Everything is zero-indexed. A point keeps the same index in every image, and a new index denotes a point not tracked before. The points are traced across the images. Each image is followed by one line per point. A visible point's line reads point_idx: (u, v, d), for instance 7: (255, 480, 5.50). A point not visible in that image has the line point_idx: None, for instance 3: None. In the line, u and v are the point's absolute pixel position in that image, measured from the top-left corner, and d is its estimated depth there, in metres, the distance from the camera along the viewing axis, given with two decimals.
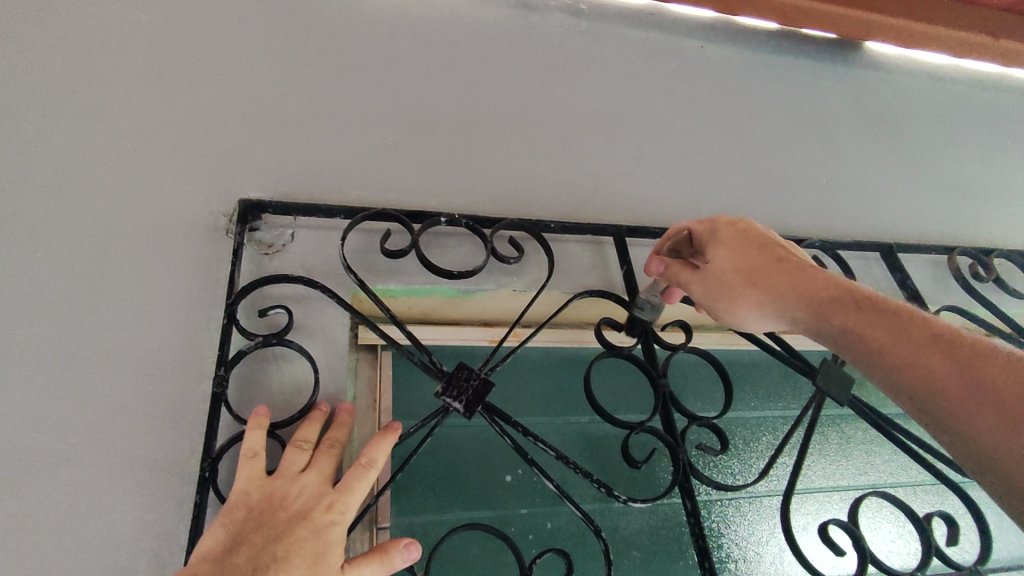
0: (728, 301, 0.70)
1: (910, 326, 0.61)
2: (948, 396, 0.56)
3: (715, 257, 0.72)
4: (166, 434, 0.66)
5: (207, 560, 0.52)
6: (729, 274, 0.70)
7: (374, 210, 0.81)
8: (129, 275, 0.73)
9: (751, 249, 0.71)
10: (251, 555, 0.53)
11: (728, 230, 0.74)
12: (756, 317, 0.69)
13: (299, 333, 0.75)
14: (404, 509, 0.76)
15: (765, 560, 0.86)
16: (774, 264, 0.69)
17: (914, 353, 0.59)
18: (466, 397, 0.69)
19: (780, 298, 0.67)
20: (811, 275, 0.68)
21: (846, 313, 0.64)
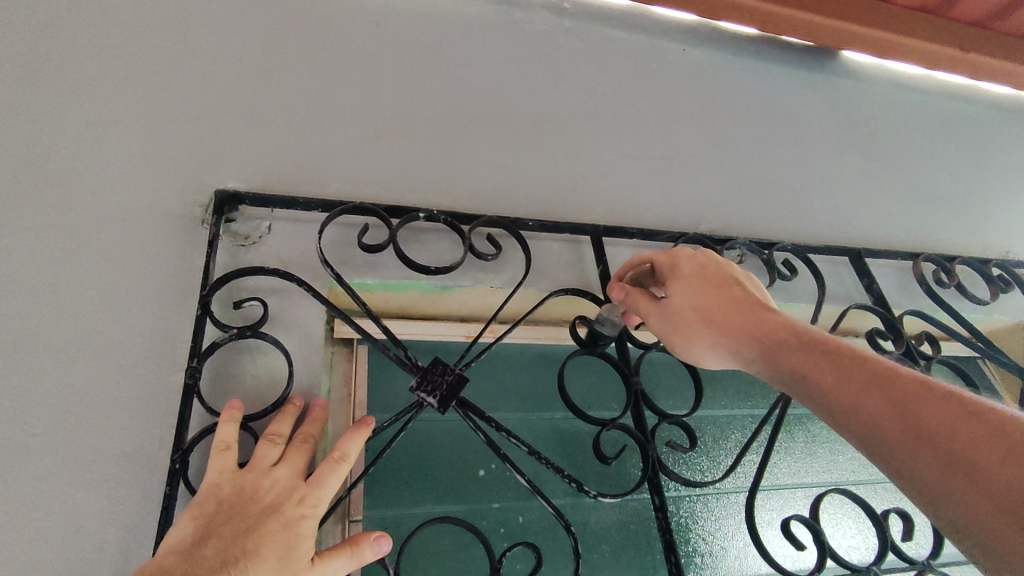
0: (683, 337, 0.69)
1: (857, 369, 0.59)
2: (891, 440, 0.54)
3: (674, 291, 0.72)
4: (136, 425, 0.65)
5: (177, 551, 0.52)
6: (686, 309, 0.70)
7: (352, 203, 0.81)
8: (101, 263, 0.72)
9: (709, 286, 0.71)
10: (220, 547, 0.53)
11: (689, 265, 0.74)
12: (711, 353, 0.69)
13: (274, 325, 0.74)
14: (377, 502, 0.76)
15: (730, 554, 0.88)
16: (730, 301, 0.69)
17: (860, 394, 0.57)
18: (440, 391, 0.70)
19: (733, 335, 0.67)
20: (763, 315, 0.67)
21: (794, 355, 0.62)
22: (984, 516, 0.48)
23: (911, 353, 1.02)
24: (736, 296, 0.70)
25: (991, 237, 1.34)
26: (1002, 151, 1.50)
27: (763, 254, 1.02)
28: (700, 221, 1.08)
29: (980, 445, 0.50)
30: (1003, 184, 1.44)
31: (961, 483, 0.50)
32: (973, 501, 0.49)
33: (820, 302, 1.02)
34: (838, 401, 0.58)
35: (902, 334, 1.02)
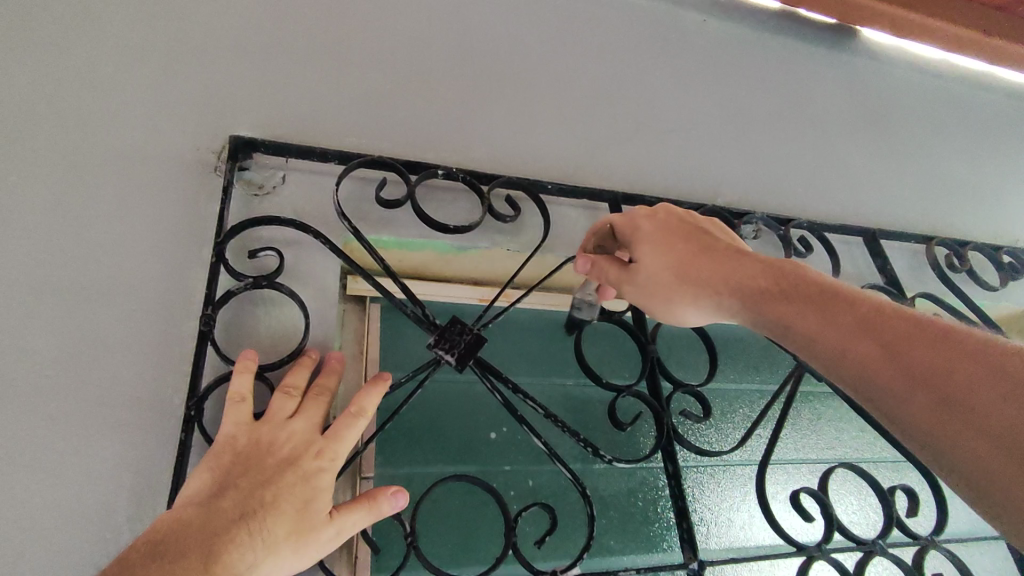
0: (662, 301, 0.66)
1: (839, 308, 0.57)
2: (876, 384, 0.52)
3: (641, 255, 0.68)
4: (149, 371, 0.64)
5: (195, 503, 0.50)
6: (657, 270, 0.67)
7: (370, 157, 0.78)
8: (111, 206, 0.69)
9: (675, 241, 0.68)
10: (238, 499, 0.51)
11: (647, 224, 0.70)
12: (691, 311, 0.66)
13: (289, 277, 0.73)
14: (389, 459, 0.75)
15: (736, 525, 0.88)
16: (702, 252, 0.66)
17: (845, 338, 0.55)
18: (458, 350, 0.69)
19: (711, 288, 0.64)
20: (740, 261, 0.65)
21: (777, 303, 0.60)
22: (977, 452, 0.46)
23: None
24: (707, 245, 0.67)
25: (1003, 225, 1.33)
26: (1018, 139, 1.48)
27: (781, 230, 0.99)
28: (718, 194, 1.07)
29: (971, 380, 0.48)
30: (1017, 173, 1.43)
31: (951, 422, 0.48)
32: (964, 437, 0.47)
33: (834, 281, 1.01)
34: (823, 346, 0.56)
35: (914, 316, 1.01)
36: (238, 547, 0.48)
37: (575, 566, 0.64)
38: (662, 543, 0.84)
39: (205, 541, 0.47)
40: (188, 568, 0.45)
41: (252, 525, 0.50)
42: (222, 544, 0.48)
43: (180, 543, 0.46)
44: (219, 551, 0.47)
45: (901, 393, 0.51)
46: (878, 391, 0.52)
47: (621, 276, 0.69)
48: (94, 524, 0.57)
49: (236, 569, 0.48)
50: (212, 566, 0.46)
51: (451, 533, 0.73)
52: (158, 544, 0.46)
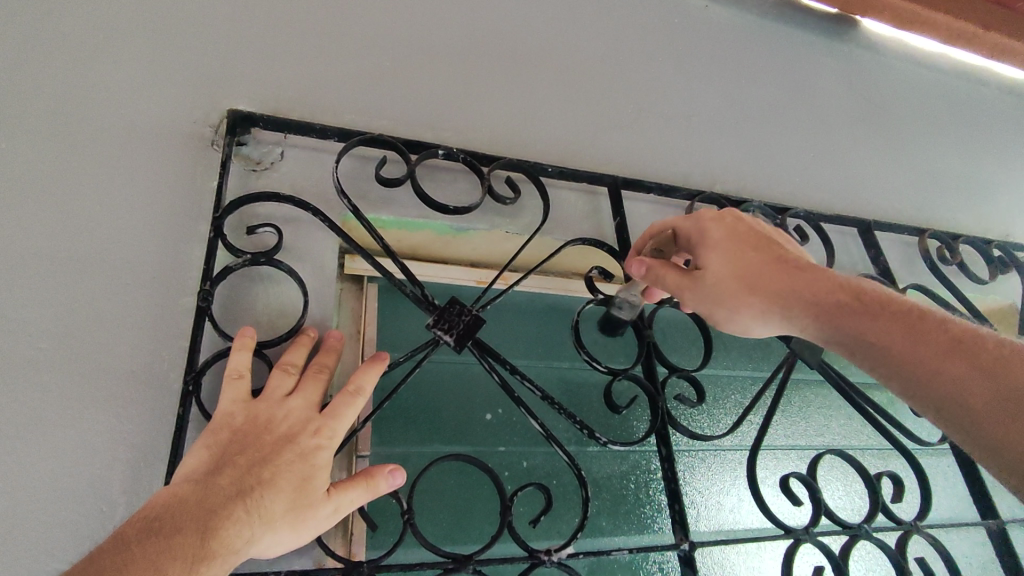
0: (729, 308, 0.65)
1: (927, 329, 0.57)
2: (975, 407, 0.52)
3: (709, 260, 0.67)
4: (145, 345, 0.63)
5: (192, 478, 0.49)
6: (727, 279, 0.66)
7: (370, 134, 0.78)
8: (106, 179, 0.68)
9: (746, 249, 0.67)
10: (236, 476, 0.50)
11: (716, 229, 0.69)
12: (761, 324, 0.65)
13: (287, 254, 0.72)
14: (385, 439, 0.76)
15: (726, 508, 0.90)
16: (776, 262, 0.65)
17: (938, 360, 0.55)
18: (457, 330, 0.69)
19: (788, 301, 0.63)
20: (817, 276, 0.64)
21: (864, 321, 0.59)
22: None
23: None
24: (779, 256, 0.66)
25: (994, 220, 1.34)
26: (1012, 135, 1.49)
27: (778, 219, 0.99)
28: (716, 181, 1.06)
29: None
30: (1011, 168, 1.44)
31: None
32: None
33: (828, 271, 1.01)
34: (914, 367, 0.56)
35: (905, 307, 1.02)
36: (235, 523, 0.48)
37: (570, 545, 0.65)
38: (653, 525, 0.86)
39: (202, 517, 0.47)
40: (185, 542, 0.45)
41: (249, 502, 0.49)
42: (220, 519, 0.47)
43: (178, 519, 0.46)
44: (216, 526, 0.47)
45: (1004, 417, 0.50)
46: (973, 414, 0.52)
47: (683, 279, 0.68)
48: (90, 496, 0.57)
49: (233, 544, 0.47)
50: (209, 541, 0.46)
51: (445, 511, 0.74)
52: (155, 519, 0.45)
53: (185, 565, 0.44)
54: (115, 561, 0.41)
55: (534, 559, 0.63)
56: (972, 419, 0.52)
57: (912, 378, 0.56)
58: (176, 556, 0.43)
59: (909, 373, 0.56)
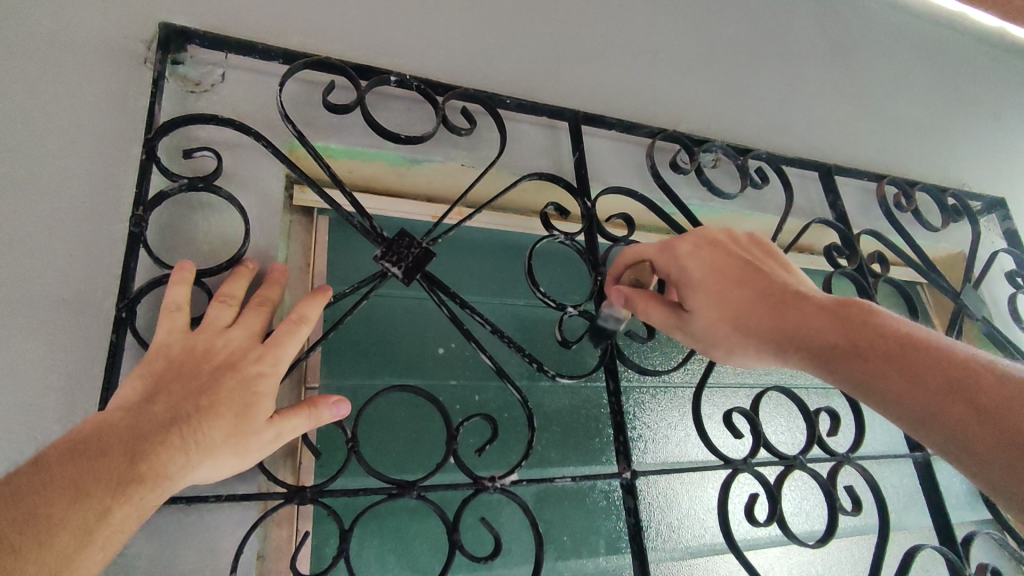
0: (723, 351, 0.64)
1: (927, 365, 0.54)
2: (980, 453, 0.50)
3: (694, 305, 0.64)
4: (77, 272, 0.61)
5: (125, 406, 0.49)
6: (710, 318, 0.63)
7: (317, 57, 0.73)
8: (26, 93, 0.64)
9: (725, 284, 0.64)
10: (171, 404, 0.49)
11: (695, 266, 0.65)
12: (756, 360, 0.63)
13: (228, 181, 0.69)
14: (335, 372, 0.75)
15: (672, 441, 0.93)
16: (759, 297, 0.62)
17: (939, 405, 0.52)
18: (406, 263, 0.67)
19: (778, 342, 0.61)
20: (805, 309, 0.60)
21: (860, 361, 0.56)
22: None
23: (863, 272, 1.02)
24: (765, 287, 0.63)
25: (954, 169, 1.35)
26: (980, 84, 1.49)
27: (739, 160, 0.97)
28: (681, 119, 1.04)
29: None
30: (976, 118, 1.45)
31: None
32: None
33: (787, 214, 1.00)
34: (913, 410, 0.54)
35: (857, 250, 1.03)
36: (168, 449, 0.47)
37: (514, 472, 0.66)
38: (601, 456, 0.88)
39: (132, 441, 0.46)
40: (111, 467, 0.44)
41: (184, 428, 0.49)
42: (151, 444, 0.47)
43: (106, 443, 0.45)
44: (147, 451, 0.46)
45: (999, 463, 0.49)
46: (976, 461, 0.50)
47: (666, 323, 0.66)
48: (19, 422, 0.55)
49: (167, 469, 0.47)
50: (139, 464, 0.45)
51: (395, 442, 0.75)
52: (81, 443, 0.44)
53: (112, 487, 0.43)
54: (35, 479, 0.41)
55: (478, 486, 0.65)
56: (974, 466, 0.51)
57: (913, 419, 0.54)
58: (101, 478, 0.43)
59: (910, 414, 0.54)
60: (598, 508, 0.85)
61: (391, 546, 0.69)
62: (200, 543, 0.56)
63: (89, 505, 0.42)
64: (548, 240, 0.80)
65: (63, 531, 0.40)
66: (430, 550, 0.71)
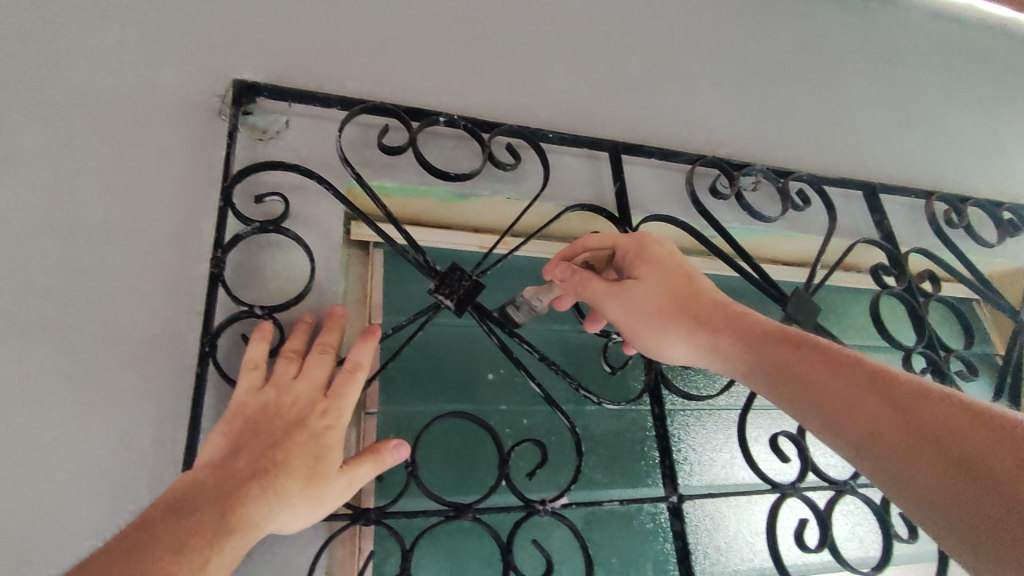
0: (654, 326, 0.66)
1: (844, 362, 0.58)
2: (881, 444, 0.52)
3: (644, 278, 0.68)
4: (164, 309, 0.67)
5: (211, 465, 0.54)
6: (653, 292, 0.67)
7: (373, 103, 0.79)
8: (119, 149, 0.71)
9: (682, 272, 0.69)
10: (250, 460, 0.54)
11: (660, 249, 0.71)
12: (682, 345, 0.65)
13: (294, 222, 0.75)
14: (391, 397, 0.80)
15: (718, 464, 0.94)
16: (704, 290, 0.67)
17: (860, 401, 0.54)
18: (458, 295, 0.71)
19: (710, 326, 0.64)
20: (745, 310, 0.66)
21: (792, 360, 0.59)
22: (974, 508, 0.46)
23: (912, 293, 1.00)
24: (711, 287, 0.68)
25: (1009, 181, 1.31)
26: None
27: (780, 183, 0.98)
28: (721, 142, 1.05)
29: (992, 453, 0.47)
30: None
31: (959, 480, 0.47)
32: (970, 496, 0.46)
33: (830, 236, 0.99)
34: (830, 402, 0.55)
35: (905, 272, 1.00)
36: (251, 502, 0.52)
37: (564, 495, 0.69)
38: (647, 479, 0.90)
39: (220, 497, 0.51)
40: (204, 523, 0.49)
41: (264, 481, 0.53)
42: (237, 499, 0.52)
43: (198, 500, 0.50)
44: (233, 505, 0.51)
45: (897, 446, 0.51)
46: (876, 445, 0.52)
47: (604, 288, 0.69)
48: (116, 447, 0.61)
49: (251, 520, 0.51)
50: (228, 517, 0.50)
51: (448, 464, 0.78)
52: (177, 502, 0.50)
53: (207, 539, 0.48)
54: (143, 537, 0.46)
55: (530, 509, 0.67)
56: (879, 459, 0.51)
57: (829, 412, 0.55)
58: (198, 532, 0.48)
59: (827, 407, 0.55)
60: (645, 531, 0.86)
61: (447, 565, 0.73)
62: (275, 559, 0.61)
63: (187, 559, 0.46)
64: None
65: None
66: (484, 570, 0.74)
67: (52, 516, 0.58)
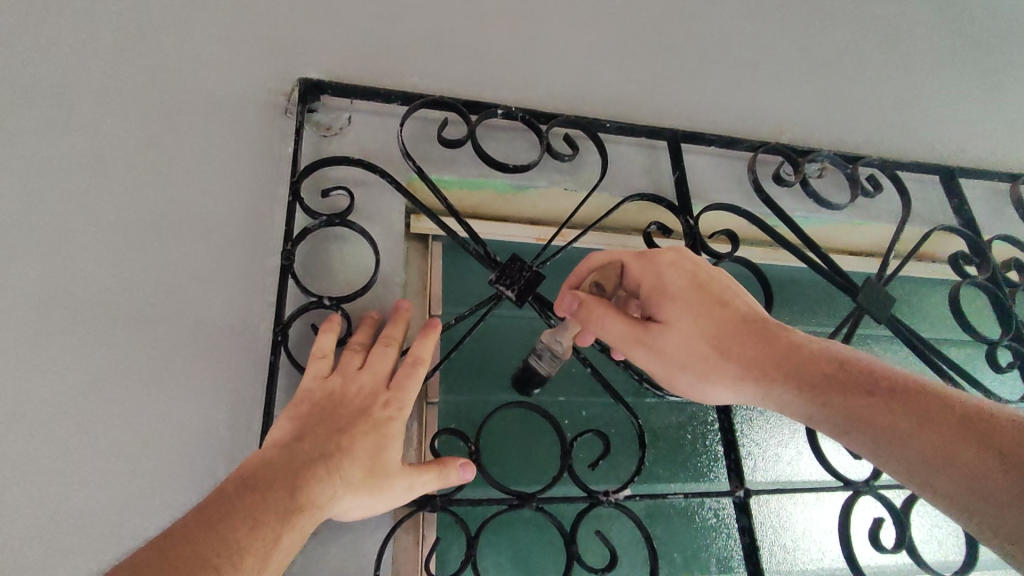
0: (699, 371, 0.63)
1: (851, 372, 0.58)
2: (914, 449, 0.52)
3: (671, 318, 0.64)
4: (239, 300, 0.70)
5: (280, 445, 0.55)
6: (684, 334, 0.63)
7: (432, 97, 0.80)
8: (195, 149, 0.75)
9: (705, 298, 0.64)
10: (316, 444, 0.56)
11: (673, 276, 0.65)
12: (728, 390, 0.63)
13: (358, 215, 0.77)
14: (452, 387, 0.81)
15: (784, 460, 0.91)
16: (730, 319, 0.63)
17: (902, 420, 0.53)
18: (518, 286, 0.72)
19: (750, 367, 0.61)
20: (762, 332, 0.63)
21: (797, 354, 0.60)
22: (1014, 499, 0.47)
23: (997, 281, 0.95)
24: (736, 310, 0.64)
25: None
26: None
27: (848, 168, 0.94)
28: (785, 128, 1.01)
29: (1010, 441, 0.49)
30: None
31: (995, 473, 0.48)
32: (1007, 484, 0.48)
33: (904, 223, 0.94)
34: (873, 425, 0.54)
35: (989, 259, 0.95)
36: (319, 485, 0.53)
37: (627, 486, 0.68)
38: (710, 473, 0.88)
39: (289, 476, 0.52)
40: (276, 500, 0.50)
41: (329, 465, 0.55)
42: (304, 479, 0.53)
43: (268, 477, 0.52)
44: (302, 485, 0.52)
45: (932, 454, 0.51)
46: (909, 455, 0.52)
47: (644, 266, 0.66)
48: (198, 430, 0.65)
49: (318, 501, 0.53)
50: (296, 498, 0.52)
51: (509, 455, 0.79)
52: (249, 479, 0.51)
53: (279, 516, 0.50)
54: (221, 508, 0.48)
55: (593, 500, 0.67)
56: (907, 456, 0.52)
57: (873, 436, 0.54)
58: (271, 508, 0.50)
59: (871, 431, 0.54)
60: (708, 526, 0.84)
61: (509, 553, 0.73)
62: (346, 541, 0.63)
63: (264, 532, 0.48)
64: (651, 259, 0.81)
65: (249, 555, 0.46)
66: (547, 560, 0.74)
67: (141, 495, 0.61)
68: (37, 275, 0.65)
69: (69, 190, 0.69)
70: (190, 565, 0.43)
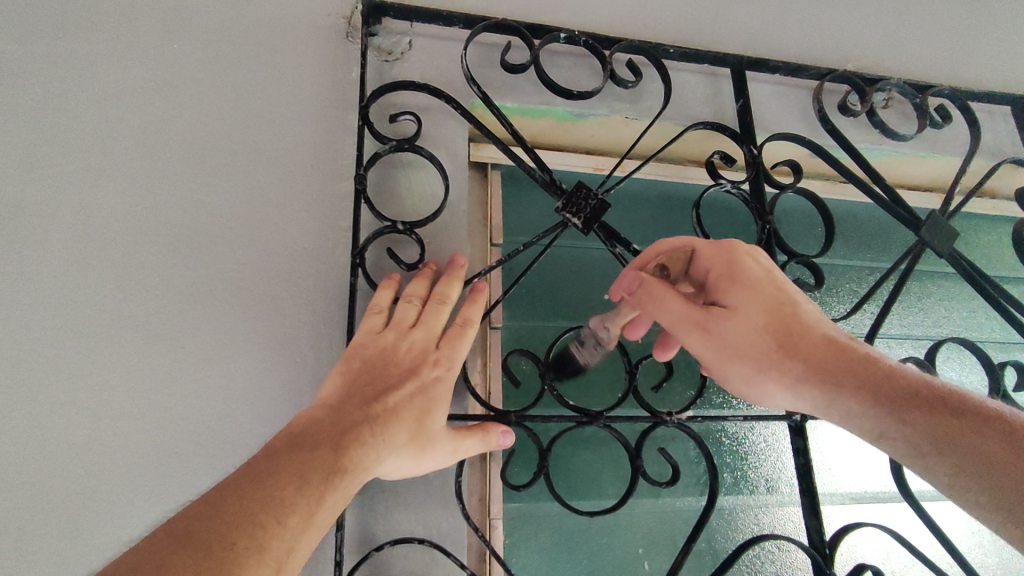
0: (752, 365, 0.60)
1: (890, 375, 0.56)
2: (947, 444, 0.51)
3: (736, 303, 0.61)
4: (312, 225, 0.72)
5: (327, 406, 0.56)
6: (748, 322, 0.60)
7: (493, 20, 0.77)
8: (260, 75, 0.75)
9: (767, 292, 0.62)
10: (363, 404, 0.57)
11: (747, 267, 0.63)
12: (777, 383, 0.59)
13: (423, 142, 0.77)
14: (514, 314, 0.83)
15: None
16: (787, 313, 0.61)
17: (980, 440, 0.50)
18: (584, 214, 0.72)
19: (795, 356, 0.59)
20: (808, 327, 0.60)
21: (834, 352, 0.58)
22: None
23: None
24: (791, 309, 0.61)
25: None
26: None
27: (918, 98, 0.90)
28: (852, 56, 0.97)
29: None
30: None
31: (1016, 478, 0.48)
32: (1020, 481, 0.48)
33: (972, 156, 0.91)
34: (943, 434, 0.52)
35: None
36: (362, 446, 0.54)
37: (688, 408, 0.71)
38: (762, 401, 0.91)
39: (335, 436, 0.53)
40: (323, 458, 0.51)
41: (374, 427, 0.56)
42: (349, 441, 0.54)
43: (313, 437, 0.53)
44: (348, 446, 0.53)
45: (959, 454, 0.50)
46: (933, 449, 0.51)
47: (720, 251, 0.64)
48: (282, 347, 0.68)
49: (362, 463, 0.53)
50: (342, 457, 0.52)
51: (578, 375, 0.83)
52: (295, 437, 0.52)
53: (325, 476, 0.50)
54: (267, 466, 0.48)
55: (656, 419, 0.70)
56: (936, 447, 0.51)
57: (947, 447, 0.51)
58: (316, 468, 0.50)
59: (948, 444, 0.51)
60: (758, 450, 0.88)
61: (574, 466, 0.78)
62: None
63: (310, 490, 0.48)
64: (715, 189, 0.80)
65: (294, 512, 0.46)
66: (610, 474, 0.79)
67: (232, 405, 0.65)
68: (118, 200, 0.67)
69: (141, 116, 0.70)
70: (239, 522, 0.43)
